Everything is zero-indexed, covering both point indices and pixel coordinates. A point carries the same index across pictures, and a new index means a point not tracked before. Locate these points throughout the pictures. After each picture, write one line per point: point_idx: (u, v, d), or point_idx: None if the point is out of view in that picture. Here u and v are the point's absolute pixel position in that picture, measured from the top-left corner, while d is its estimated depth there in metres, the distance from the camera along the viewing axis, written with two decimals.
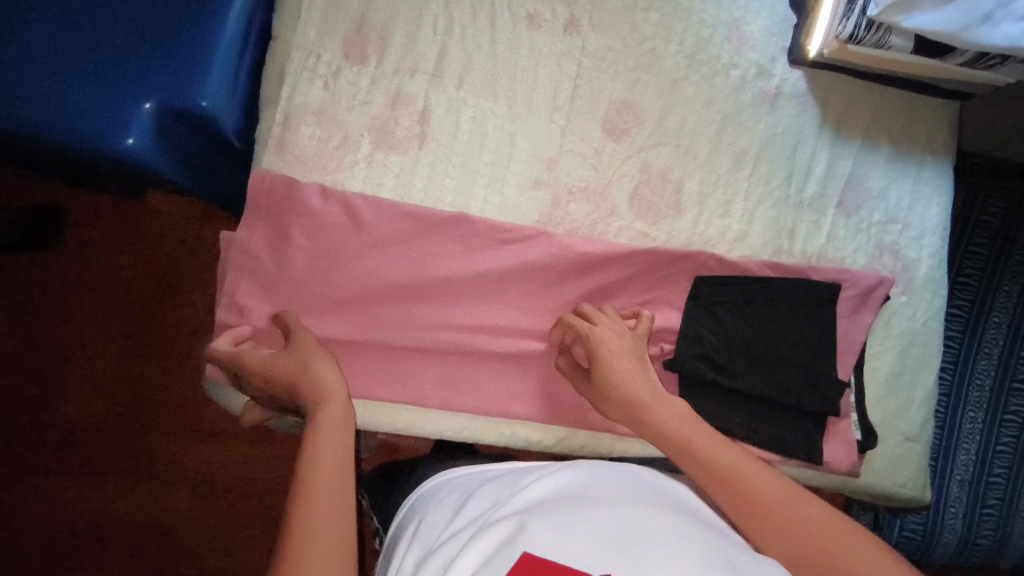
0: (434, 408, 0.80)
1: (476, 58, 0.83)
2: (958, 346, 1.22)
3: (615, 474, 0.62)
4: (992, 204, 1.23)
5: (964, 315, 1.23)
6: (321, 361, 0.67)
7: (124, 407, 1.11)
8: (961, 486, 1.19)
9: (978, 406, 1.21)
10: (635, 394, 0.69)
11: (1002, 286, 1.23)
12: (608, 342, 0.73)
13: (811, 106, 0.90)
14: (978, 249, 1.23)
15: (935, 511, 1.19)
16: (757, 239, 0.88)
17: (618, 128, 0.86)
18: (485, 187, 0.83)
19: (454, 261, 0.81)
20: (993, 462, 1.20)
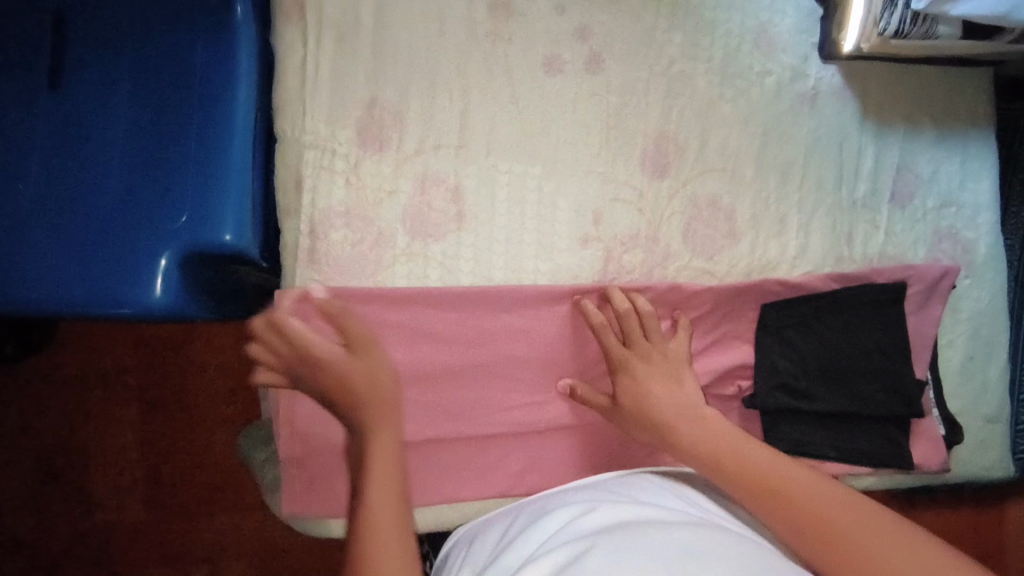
0: (522, 493, 0.78)
1: (500, 119, 0.76)
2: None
3: (655, 493, 0.63)
4: None
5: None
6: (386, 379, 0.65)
7: (156, 495, 1.00)
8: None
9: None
10: (672, 421, 0.68)
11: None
12: (635, 363, 0.72)
13: (851, 99, 0.85)
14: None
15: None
16: (817, 251, 0.84)
17: (660, 164, 0.80)
18: (535, 255, 0.77)
19: (514, 341, 0.76)
20: None
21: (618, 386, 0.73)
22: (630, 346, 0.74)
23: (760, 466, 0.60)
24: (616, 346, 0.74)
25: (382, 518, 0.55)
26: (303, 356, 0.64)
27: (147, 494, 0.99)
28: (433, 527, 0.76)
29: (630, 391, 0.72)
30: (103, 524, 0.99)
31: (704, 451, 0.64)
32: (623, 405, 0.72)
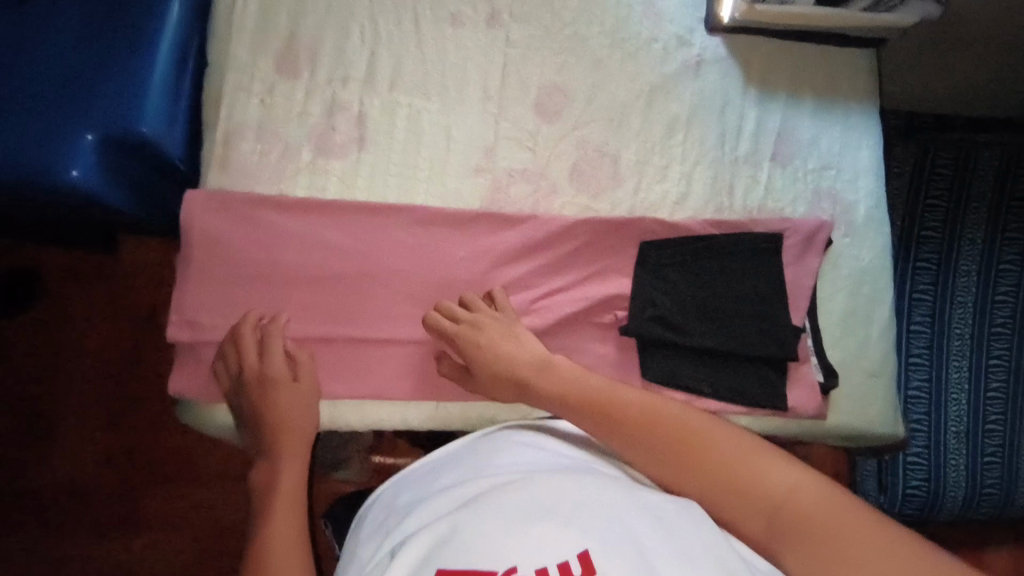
0: (401, 398, 0.83)
1: (405, 59, 0.86)
2: (932, 297, 1.27)
3: (510, 454, 0.62)
4: (942, 158, 1.30)
5: (935, 268, 1.28)
6: (286, 396, 0.76)
7: (113, 462, 1.11)
8: (958, 437, 1.24)
9: (961, 354, 1.26)
10: (524, 376, 0.72)
11: (967, 234, 1.28)
12: (472, 335, 0.76)
13: (732, 68, 0.93)
14: (937, 200, 1.29)
15: (937, 457, 1.24)
16: (697, 199, 0.91)
17: (550, 110, 0.89)
18: (427, 180, 0.86)
19: (404, 257, 0.84)
20: (986, 409, 1.25)
21: (472, 356, 0.76)
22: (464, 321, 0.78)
23: (625, 396, 0.65)
24: (450, 323, 0.78)
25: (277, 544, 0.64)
26: (258, 390, 0.75)
27: (107, 445, 1.11)
28: None
29: (480, 359, 0.75)
30: (60, 469, 1.10)
31: (556, 392, 0.69)
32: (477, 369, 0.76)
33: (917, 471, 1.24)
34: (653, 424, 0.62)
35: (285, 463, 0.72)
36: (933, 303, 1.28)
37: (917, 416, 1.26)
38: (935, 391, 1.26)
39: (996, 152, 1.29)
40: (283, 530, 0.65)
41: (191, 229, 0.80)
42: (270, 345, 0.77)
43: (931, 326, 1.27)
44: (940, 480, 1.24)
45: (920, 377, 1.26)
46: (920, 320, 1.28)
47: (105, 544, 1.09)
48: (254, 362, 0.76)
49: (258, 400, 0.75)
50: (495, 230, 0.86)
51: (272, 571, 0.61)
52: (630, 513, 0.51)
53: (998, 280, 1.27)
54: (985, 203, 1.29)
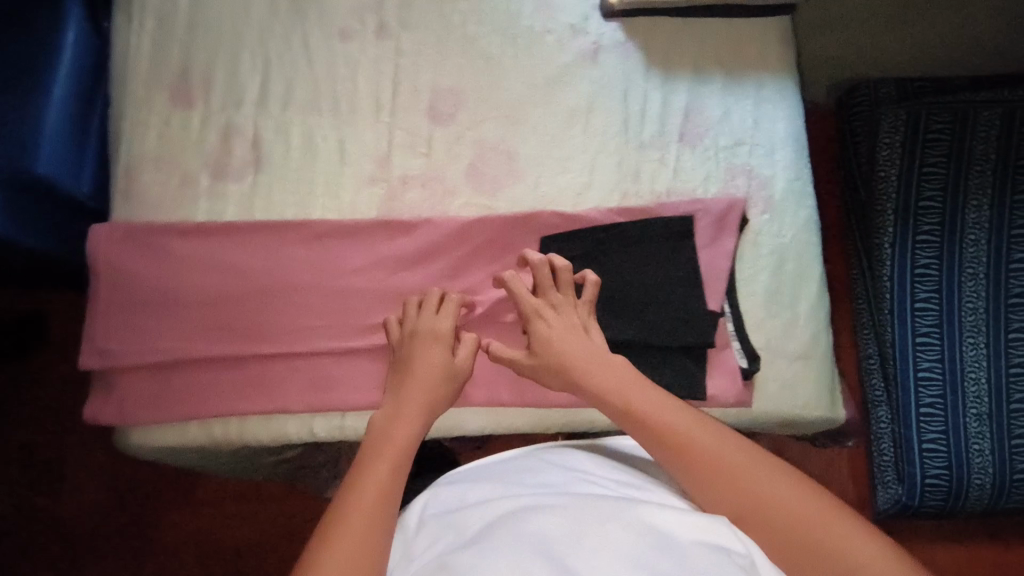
0: (307, 411, 0.84)
1: (296, 79, 0.88)
2: (938, 272, 1.19)
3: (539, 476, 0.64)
4: (936, 122, 1.23)
5: (937, 240, 1.20)
6: (422, 350, 0.75)
7: (122, 488, 1.14)
8: (979, 419, 1.16)
9: (976, 329, 1.16)
10: (569, 359, 0.72)
11: (972, 201, 1.19)
12: (546, 311, 0.76)
13: (632, 52, 0.91)
14: (935, 168, 1.22)
15: (957, 443, 1.17)
16: (601, 189, 0.88)
17: (443, 113, 0.89)
18: (324, 195, 0.87)
19: (303, 271, 0.86)
20: (1010, 388, 1.15)
21: (535, 332, 0.75)
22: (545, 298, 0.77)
23: (632, 390, 0.67)
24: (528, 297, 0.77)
25: (360, 497, 0.58)
26: (407, 347, 0.76)
27: (111, 491, 1.14)
28: (221, 440, 0.84)
29: (543, 335, 0.74)
30: (66, 506, 1.13)
31: (593, 382, 0.69)
32: (540, 347, 0.74)
33: (936, 458, 1.18)
34: (665, 433, 0.62)
35: (407, 406, 0.70)
36: (940, 278, 1.19)
37: (928, 399, 1.18)
38: (949, 374, 1.17)
39: (996, 112, 1.21)
40: (382, 467, 0.61)
41: (97, 263, 0.84)
42: (444, 309, 0.78)
43: (939, 303, 1.19)
44: (962, 470, 1.17)
45: (931, 358, 1.18)
46: (924, 297, 1.19)
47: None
48: (433, 312, 0.78)
49: (417, 354, 0.75)
50: (393, 239, 0.86)
51: (357, 501, 0.57)
52: (648, 557, 0.51)
53: (1010, 248, 1.16)
54: (989, 166, 1.19)
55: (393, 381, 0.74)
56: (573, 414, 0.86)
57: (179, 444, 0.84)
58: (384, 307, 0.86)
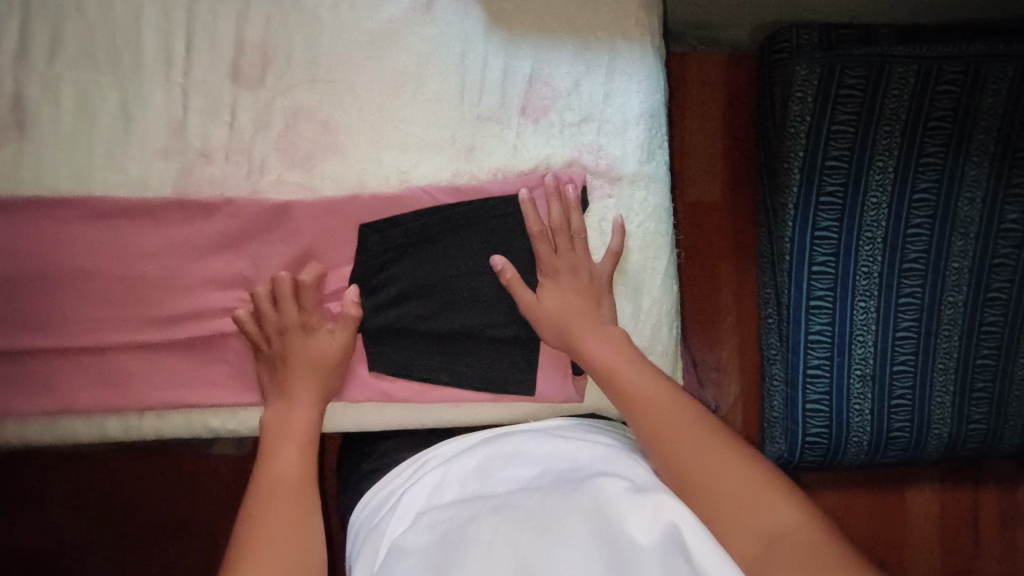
0: (97, 411, 0.75)
1: (65, 24, 0.74)
2: (838, 235, 1.07)
3: (526, 439, 0.70)
4: (849, 77, 1.06)
5: (840, 202, 1.07)
6: (299, 342, 0.74)
7: None
8: (863, 381, 1.10)
9: (868, 294, 1.08)
10: (576, 330, 0.74)
11: (877, 161, 1.06)
12: (561, 277, 0.77)
13: (471, 8, 0.80)
14: (844, 127, 1.06)
15: (838, 404, 1.10)
16: (430, 167, 0.79)
17: (250, 74, 0.77)
18: (107, 167, 0.74)
19: (83, 254, 0.74)
20: (895, 350, 1.09)
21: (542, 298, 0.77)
22: (561, 253, 0.78)
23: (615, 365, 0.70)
24: (550, 256, 0.77)
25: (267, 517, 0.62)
26: (284, 345, 0.74)
27: None
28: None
29: (553, 304, 0.76)
30: None
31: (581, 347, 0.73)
32: (547, 309, 0.76)
33: (817, 417, 1.11)
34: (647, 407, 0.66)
35: (296, 412, 0.72)
36: (838, 241, 1.08)
37: (816, 361, 1.10)
38: (836, 339, 1.10)
39: (914, 68, 1.04)
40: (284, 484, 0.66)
41: None
42: (305, 299, 0.75)
43: (835, 267, 1.08)
44: (841, 429, 1.11)
45: (822, 322, 1.09)
46: (822, 260, 1.09)
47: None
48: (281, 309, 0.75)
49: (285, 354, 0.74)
50: (190, 221, 0.75)
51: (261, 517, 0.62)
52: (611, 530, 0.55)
53: (910, 212, 1.06)
54: (900, 125, 1.06)
55: (277, 374, 0.75)
56: (398, 411, 0.80)
57: None
58: (177, 295, 0.75)
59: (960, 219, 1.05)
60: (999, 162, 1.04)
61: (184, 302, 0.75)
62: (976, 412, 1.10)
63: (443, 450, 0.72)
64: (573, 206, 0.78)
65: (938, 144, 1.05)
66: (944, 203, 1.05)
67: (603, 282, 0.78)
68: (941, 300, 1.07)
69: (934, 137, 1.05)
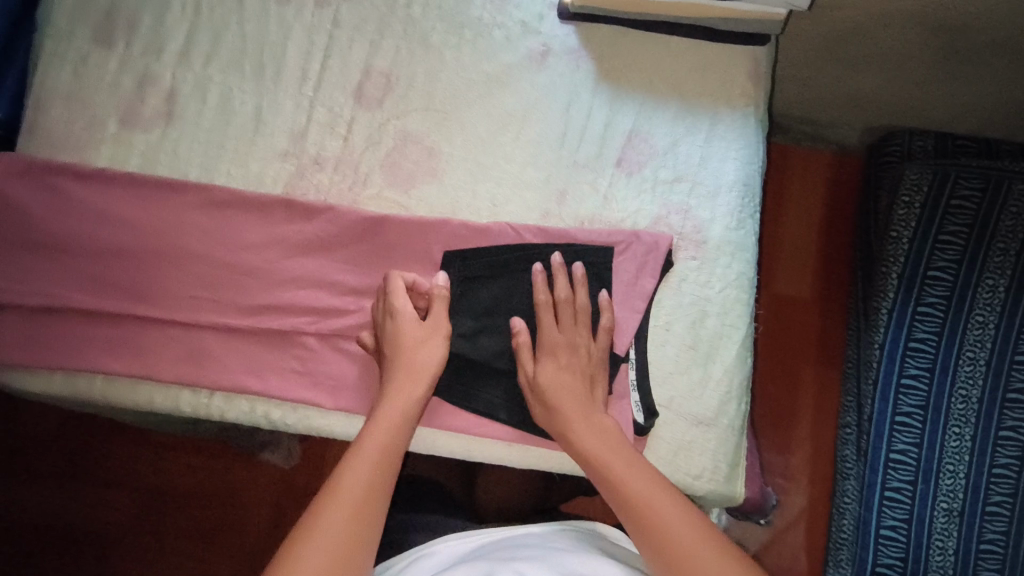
0: (175, 383, 0.79)
1: (224, 36, 0.84)
2: (934, 350, 1.03)
3: (536, 548, 0.64)
4: (964, 188, 1.05)
5: (940, 316, 1.03)
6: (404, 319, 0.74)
7: (51, 420, 1.10)
8: (949, 516, 1.00)
9: (963, 419, 1.01)
10: (566, 410, 0.71)
11: (984, 279, 1.02)
12: (559, 351, 0.73)
13: (584, 62, 0.84)
14: (952, 239, 1.04)
15: (918, 535, 1.01)
16: (520, 203, 0.81)
17: (370, 97, 0.83)
18: (231, 161, 0.82)
19: (198, 238, 0.80)
20: (990, 488, 0.99)
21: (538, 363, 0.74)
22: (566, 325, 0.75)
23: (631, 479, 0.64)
24: (554, 328, 0.74)
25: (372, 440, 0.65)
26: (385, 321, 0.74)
27: (24, 430, 1.10)
28: (84, 395, 0.79)
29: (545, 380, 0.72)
30: None
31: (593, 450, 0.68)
32: (539, 381, 0.73)
33: (892, 547, 1.02)
34: (656, 529, 0.60)
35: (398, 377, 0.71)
36: (934, 357, 1.03)
37: (896, 482, 1.03)
38: (922, 462, 1.02)
39: None
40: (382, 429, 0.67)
41: None
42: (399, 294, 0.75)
43: (928, 383, 1.02)
44: (918, 565, 1.01)
45: (908, 440, 1.03)
46: (913, 373, 1.03)
47: (64, 544, 1.07)
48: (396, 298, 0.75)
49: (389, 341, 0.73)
50: (293, 220, 0.81)
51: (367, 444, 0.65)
52: None
53: (1018, 338, 1.00)
54: (1015, 245, 1.02)
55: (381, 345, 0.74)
56: (448, 439, 0.79)
57: (40, 389, 0.79)
58: (267, 287, 0.80)
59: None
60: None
61: (275, 295, 0.80)
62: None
63: (443, 550, 0.68)
64: (580, 282, 0.76)
65: None
66: None
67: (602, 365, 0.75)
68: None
69: None
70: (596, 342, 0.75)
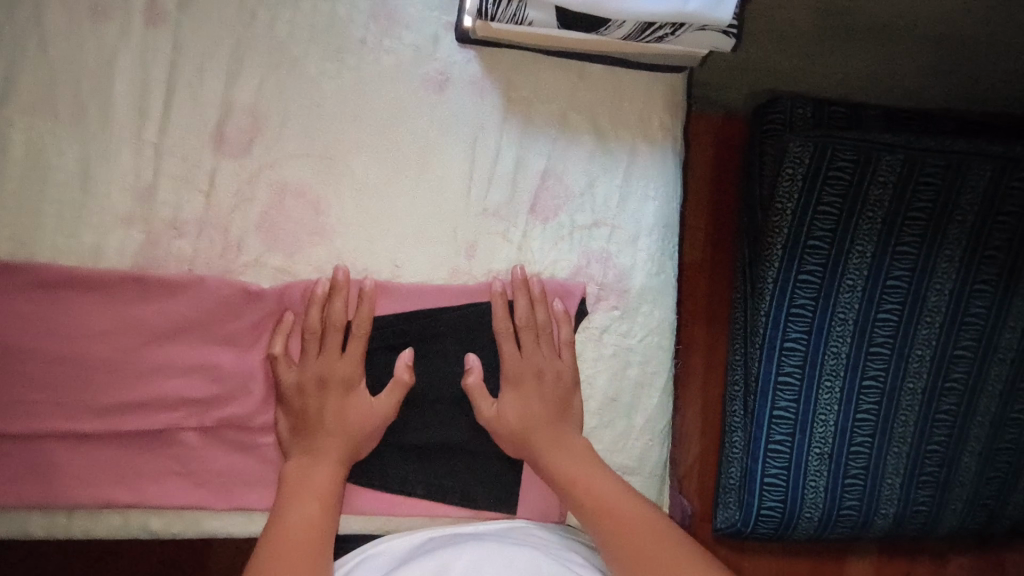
0: (20, 507, 0.65)
1: (20, 66, 0.64)
2: (812, 312, 0.93)
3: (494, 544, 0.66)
4: (841, 155, 0.91)
5: (818, 281, 0.93)
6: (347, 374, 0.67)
7: None
8: (821, 459, 0.96)
9: (835, 374, 0.94)
10: (537, 442, 0.70)
11: (855, 245, 0.92)
12: (527, 381, 0.71)
13: (489, 92, 0.73)
14: (828, 207, 0.92)
15: (795, 479, 0.97)
16: (426, 261, 0.72)
17: (234, 142, 0.68)
18: (56, 230, 0.65)
19: (22, 331, 0.64)
20: (854, 431, 0.95)
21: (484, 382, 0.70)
22: (526, 353, 0.71)
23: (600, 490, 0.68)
24: (516, 354, 0.71)
25: (308, 486, 0.64)
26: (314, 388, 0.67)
27: None
28: None
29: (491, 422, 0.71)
30: None
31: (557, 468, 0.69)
32: (506, 420, 0.70)
33: (769, 516, 0.99)
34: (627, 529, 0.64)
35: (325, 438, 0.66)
36: (811, 320, 0.93)
37: (777, 436, 0.96)
38: (798, 416, 0.96)
39: (899, 158, 0.89)
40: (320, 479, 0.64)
41: None
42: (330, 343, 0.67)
43: (807, 345, 0.94)
44: (794, 502, 0.98)
45: (788, 398, 0.95)
46: (793, 337, 0.94)
47: None
48: (336, 356, 0.67)
49: (331, 407, 0.67)
50: (149, 300, 0.66)
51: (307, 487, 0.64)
52: None
53: (882, 297, 0.91)
54: (882, 214, 0.91)
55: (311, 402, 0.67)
56: (364, 520, 0.73)
57: None
58: (122, 383, 0.66)
59: (929, 309, 0.91)
60: (972, 252, 0.90)
61: (136, 392, 0.66)
62: (921, 493, 0.97)
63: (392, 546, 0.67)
64: (538, 299, 0.72)
65: (913, 236, 0.90)
66: (918, 294, 0.91)
67: (571, 386, 0.72)
68: (902, 386, 0.93)
69: (911, 227, 0.91)
70: (563, 361, 0.72)
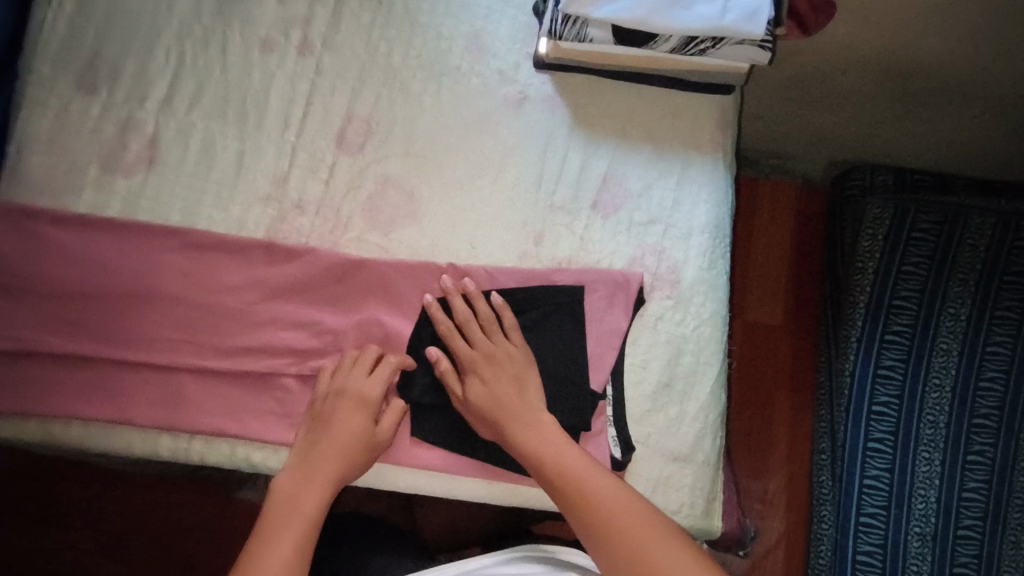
0: (151, 427, 0.78)
1: (207, 84, 0.86)
2: (902, 376, 1.03)
3: None
4: (923, 221, 1.06)
5: (906, 344, 1.03)
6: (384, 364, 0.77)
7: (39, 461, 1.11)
8: (922, 541, 0.99)
9: (933, 445, 1.00)
10: (504, 414, 0.75)
11: (947, 309, 1.03)
12: (493, 360, 0.77)
13: (559, 108, 0.87)
14: (915, 269, 1.05)
15: (893, 560, 1.00)
16: (499, 246, 0.83)
17: (351, 142, 0.85)
18: (212, 204, 0.83)
19: (177, 281, 0.80)
20: (960, 512, 0.98)
21: (469, 365, 0.77)
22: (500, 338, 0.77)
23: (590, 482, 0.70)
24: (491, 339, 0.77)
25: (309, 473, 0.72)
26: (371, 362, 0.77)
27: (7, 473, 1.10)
28: (59, 441, 0.78)
29: (480, 395, 0.76)
30: None
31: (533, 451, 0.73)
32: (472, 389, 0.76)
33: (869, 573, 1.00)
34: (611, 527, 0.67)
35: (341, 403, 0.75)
36: (902, 383, 1.03)
37: (870, 508, 1.02)
38: (894, 489, 1.01)
39: (991, 220, 1.03)
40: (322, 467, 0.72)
41: None
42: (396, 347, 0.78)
43: (898, 411, 1.02)
44: None
45: (880, 466, 1.02)
46: (883, 400, 1.03)
47: None
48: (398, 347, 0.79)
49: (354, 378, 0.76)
50: (273, 263, 0.81)
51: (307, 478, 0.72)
52: None
53: (983, 363, 1.00)
54: (973, 275, 1.03)
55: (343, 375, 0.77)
56: (428, 478, 0.79)
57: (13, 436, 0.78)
58: (244, 329, 0.80)
59: None
60: None
61: (253, 337, 0.80)
62: None
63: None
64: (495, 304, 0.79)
65: (1014, 298, 1.00)
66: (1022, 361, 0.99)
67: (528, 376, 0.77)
68: (1015, 465, 0.97)
69: (1012, 290, 1.01)
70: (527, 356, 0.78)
